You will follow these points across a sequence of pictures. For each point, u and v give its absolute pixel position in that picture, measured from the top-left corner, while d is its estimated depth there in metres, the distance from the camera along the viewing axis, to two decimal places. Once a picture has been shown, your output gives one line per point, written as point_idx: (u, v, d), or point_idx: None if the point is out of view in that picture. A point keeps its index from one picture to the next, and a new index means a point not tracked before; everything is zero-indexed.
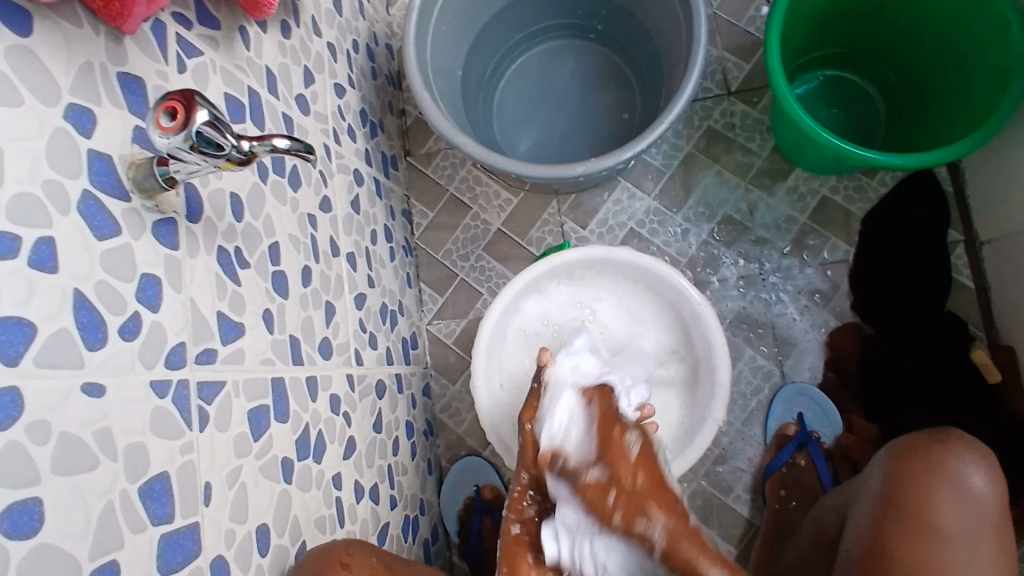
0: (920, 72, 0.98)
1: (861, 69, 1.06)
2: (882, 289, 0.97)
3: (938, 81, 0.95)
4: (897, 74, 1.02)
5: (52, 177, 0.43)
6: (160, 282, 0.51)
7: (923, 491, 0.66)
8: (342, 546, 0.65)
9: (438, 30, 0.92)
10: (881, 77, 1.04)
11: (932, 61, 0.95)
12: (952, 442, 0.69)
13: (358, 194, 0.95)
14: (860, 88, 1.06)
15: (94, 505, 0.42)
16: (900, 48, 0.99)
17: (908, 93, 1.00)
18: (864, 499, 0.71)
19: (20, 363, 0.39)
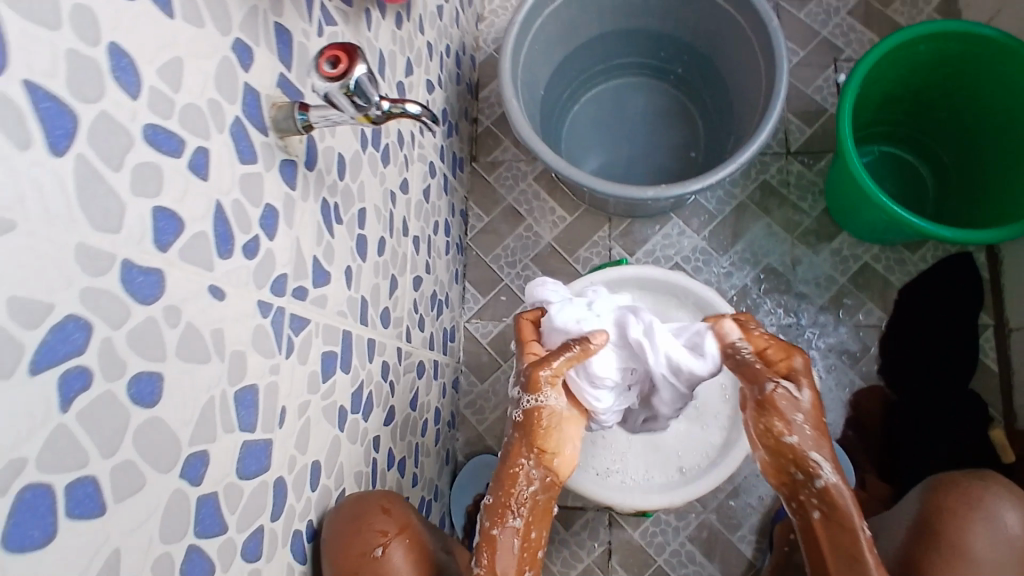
0: (975, 162, 1.03)
1: (919, 151, 1.11)
2: (911, 358, 1.00)
3: (990, 171, 1.00)
4: (953, 159, 1.07)
5: (216, 98, 0.48)
6: (277, 214, 0.55)
7: (957, 520, 0.73)
8: (381, 494, 0.68)
9: (533, 46, 0.98)
10: (936, 161, 1.09)
11: (988, 151, 1.00)
12: (992, 482, 0.75)
13: (430, 185, 1.00)
14: (914, 167, 1.11)
15: (200, 397, 0.45)
16: (961, 136, 1.04)
17: (960, 179, 1.05)
18: (904, 521, 0.79)
19: (169, 251, 0.42)
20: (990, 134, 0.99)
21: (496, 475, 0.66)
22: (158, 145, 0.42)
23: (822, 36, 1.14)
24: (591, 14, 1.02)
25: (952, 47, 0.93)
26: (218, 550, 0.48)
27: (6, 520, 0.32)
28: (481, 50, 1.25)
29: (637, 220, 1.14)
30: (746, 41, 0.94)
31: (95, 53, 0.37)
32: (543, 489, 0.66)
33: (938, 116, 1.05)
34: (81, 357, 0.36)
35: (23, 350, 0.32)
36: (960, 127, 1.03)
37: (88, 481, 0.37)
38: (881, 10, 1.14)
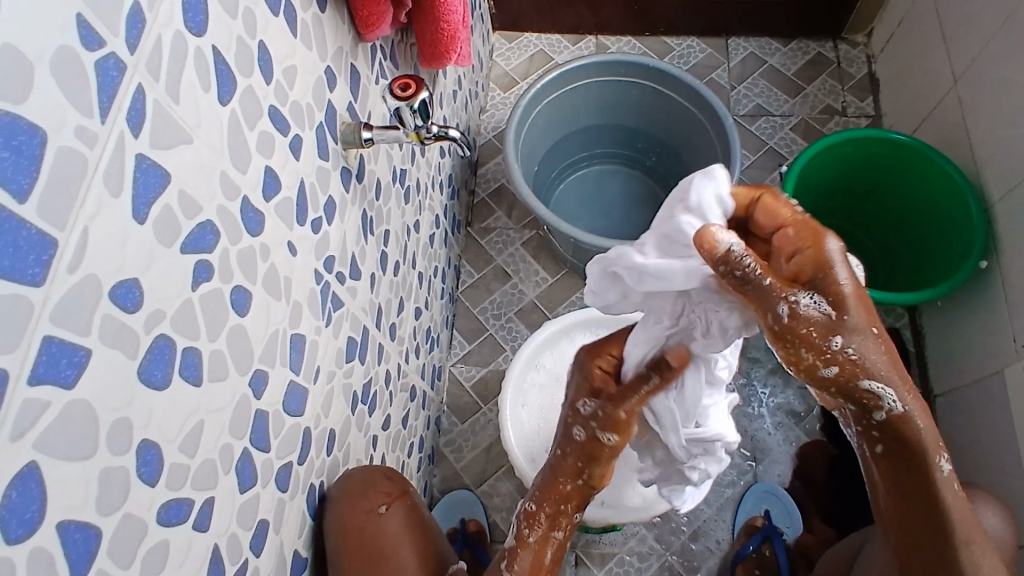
0: (899, 247, 1.24)
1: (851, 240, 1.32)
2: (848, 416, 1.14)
3: (913, 254, 1.21)
4: (881, 247, 1.27)
5: (311, 103, 0.61)
6: (334, 207, 0.67)
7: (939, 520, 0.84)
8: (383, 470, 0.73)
9: (534, 125, 1.17)
10: (866, 249, 1.30)
11: (909, 238, 1.21)
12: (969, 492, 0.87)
13: (435, 234, 1.14)
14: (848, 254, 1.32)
15: (271, 327, 0.55)
16: (884, 227, 1.26)
17: (889, 264, 1.25)
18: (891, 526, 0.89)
19: (269, 202, 0.54)
20: (911, 223, 1.20)
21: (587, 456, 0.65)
22: (273, 121, 0.54)
23: (768, 147, 1.39)
24: (583, 106, 1.22)
25: (872, 150, 1.17)
26: (262, 465, 0.55)
27: (144, 355, 0.40)
28: (481, 134, 1.44)
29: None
30: (709, 137, 1.14)
31: (250, 43, 0.50)
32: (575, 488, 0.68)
33: (864, 209, 1.27)
34: (208, 255, 0.46)
35: (180, 232, 0.43)
36: (884, 219, 1.25)
37: (193, 351, 0.44)
38: (820, 128, 1.40)
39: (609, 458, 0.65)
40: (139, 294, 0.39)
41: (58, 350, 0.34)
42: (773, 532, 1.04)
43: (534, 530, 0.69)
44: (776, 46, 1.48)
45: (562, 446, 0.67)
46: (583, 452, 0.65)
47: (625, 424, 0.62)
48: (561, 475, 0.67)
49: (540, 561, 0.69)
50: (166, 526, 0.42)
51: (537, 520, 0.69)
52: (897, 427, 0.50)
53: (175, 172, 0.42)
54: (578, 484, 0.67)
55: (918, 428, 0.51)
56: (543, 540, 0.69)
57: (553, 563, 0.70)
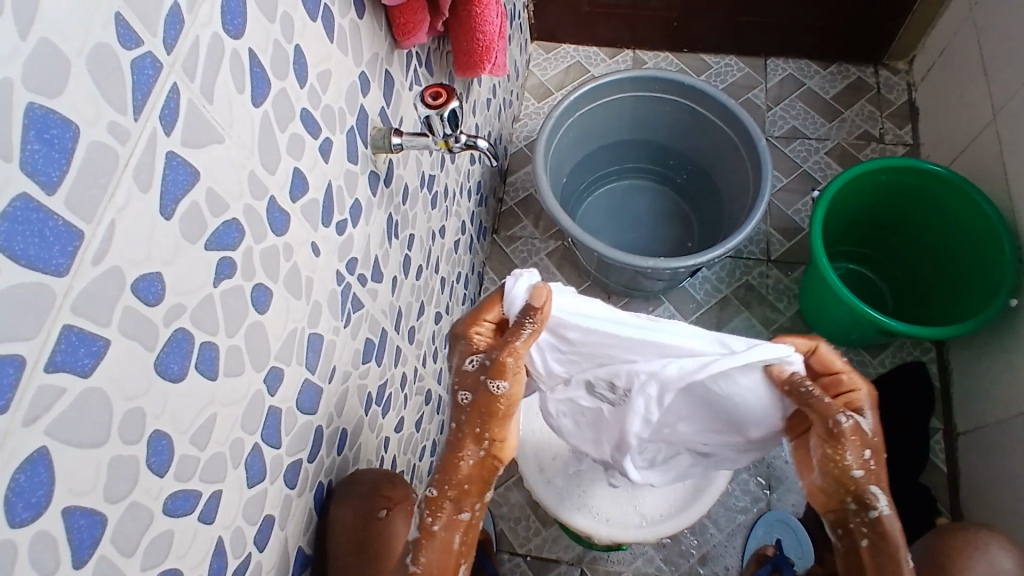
0: (928, 280, 1.21)
1: (881, 269, 1.29)
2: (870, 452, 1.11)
3: (942, 288, 1.18)
4: (910, 278, 1.25)
5: (343, 107, 0.62)
6: (360, 210, 0.68)
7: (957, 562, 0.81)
8: (383, 475, 0.71)
9: (565, 137, 1.17)
10: (895, 280, 1.27)
11: (939, 271, 1.18)
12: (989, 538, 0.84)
13: (460, 240, 1.14)
14: (876, 284, 1.29)
15: (290, 326, 0.56)
16: (914, 258, 1.23)
17: (917, 296, 1.22)
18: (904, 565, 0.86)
19: (296, 203, 0.55)
20: (942, 257, 1.17)
21: (474, 413, 0.60)
22: (305, 124, 0.55)
23: (802, 170, 1.37)
24: (614, 121, 1.22)
25: (906, 179, 1.15)
26: (271, 460, 0.55)
27: (162, 348, 0.41)
28: (513, 143, 1.44)
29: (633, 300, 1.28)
30: (740, 158, 1.13)
31: (286, 47, 0.51)
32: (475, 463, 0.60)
33: (895, 239, 1.24)
34: (232, 252, 0.47)
35: (206, 229, 0.44)
36: (914, 250, 1.22)
37: (211, 346, 0.45)
38: (856, 154, 1.38)
39: (507, 415, 0.61)
40: (161, 288, 0.40)
41: (77, 339, 0.35)
42: (783, 562, 1.00)
43: (433, 521, 0.59)
44: (817, 69, 1.47)
45: (454, 419, 0.61)
46: (477, 411, 0.60)
47: (510, 369, 0.61)
48: (459, 447, 0.60)
49: (448, 552, 0.59)
50: (171, 516, 0.43)
51: (440, 506, 0.59)
52: (883, 529, 0.62)
53: (206, 170, 0.43)
54: (479, 455, 0.60)
55: (897, 534, 0.62)
56: (450, 528, 0.59)
57: (463, 551, 0.60)
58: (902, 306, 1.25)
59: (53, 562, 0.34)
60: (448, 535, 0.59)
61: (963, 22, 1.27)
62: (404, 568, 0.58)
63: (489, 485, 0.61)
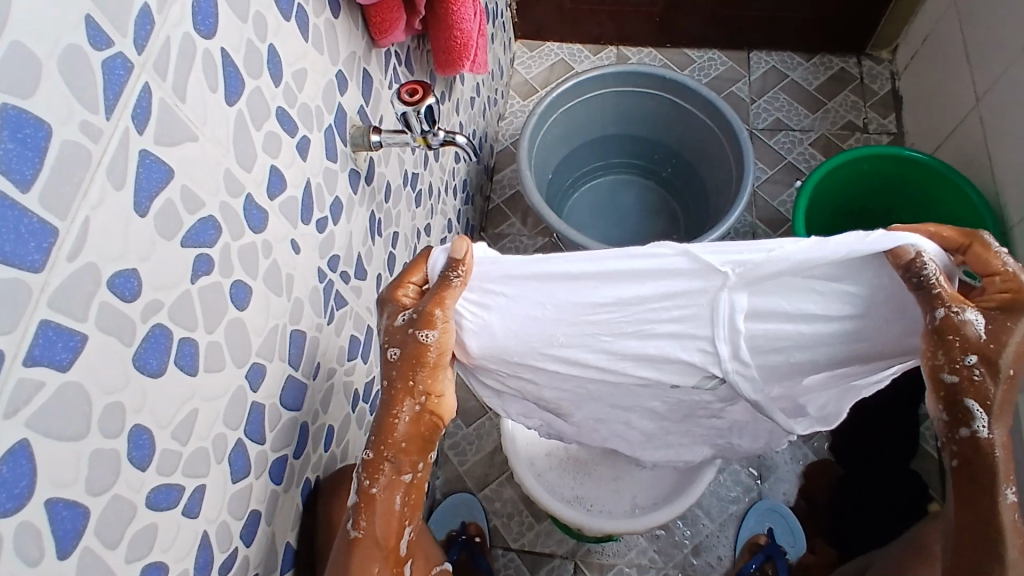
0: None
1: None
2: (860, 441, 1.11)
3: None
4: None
5: (320, 106, 0.63)
6: (340, 208, 0.69)
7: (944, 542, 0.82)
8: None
9: (549, 134, 1.17)
10: None
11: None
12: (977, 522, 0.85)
13: (446, 238, 1.15)
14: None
15: (270, 322, 0.56)
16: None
17: None
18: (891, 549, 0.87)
19: (273, 200, 0.56)
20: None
21: (404, 364, 0.59)
22: (281, 122, 0.56)
23: (786, 162, 1.38)
24: (598, 116, 1.22)
25: (890, 167, 1.16)
26: (256, 456, 0.56)
27: (140, 343, 0.41)
28: (499, 141, 1.45)
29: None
30: (723, 149, 1.14)
31: (260, 47, 0.52)
32: (412, 420, 0.60)
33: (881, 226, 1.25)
34: (209, 249, 0.47)
35: (181, 226, 0.44)
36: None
37: (189, 341, 0.46)
38: (840, 144, 1.39)
39: (438, 364, 0.60)
40: (138, 284, 0.41)
41: (54, 334, 0.35)
42: (775, 552, 1.04)
43: (375, 484, 0.61)
44: (799, 61, 1.48)
45: (386, 376, 0.60)
46: (408, 363, 0.59)
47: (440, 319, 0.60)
48: (393, 405, 0.60)
49: (391, 513, 0.62)
50: (155, 510, 0.43)
51: (378, 468, 0.61)
52: (975, 448, 0.54)
53: (180, 167, 0.44)
54: (415, 411, 0.60)
55: (999, 458, 0.54)
56: (389, 490, 0.61)
57: (406, 512, 0.62)
58: None
59: (35, 555, 0.35)
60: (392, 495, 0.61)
61: (942, 12, 1.29)
62: (349, 534, 0.61)
63: (429, 442, 0.62)
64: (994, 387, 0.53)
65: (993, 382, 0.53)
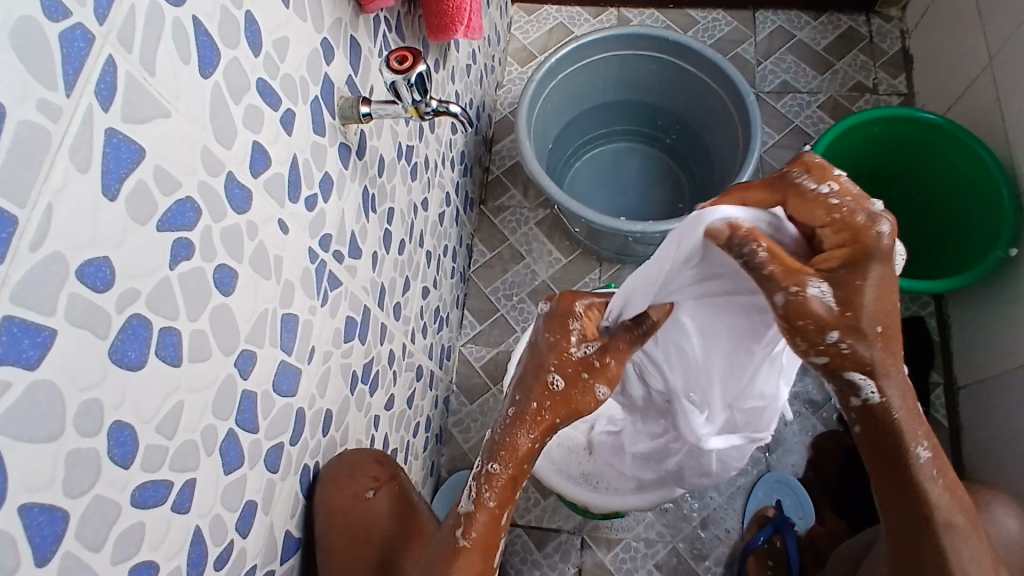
0: (924, 232, 1.18)
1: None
2: None
3: (940, 239, 1.15)
4: (907, 231, 1.22)
5: (305, 77, 0.59)
6: (331, 184, 0.66)
7: None
8: (372, 455, 0.72)
9: (548, 101, 1.13)
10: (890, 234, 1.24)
11: (935, 223, 1.16)
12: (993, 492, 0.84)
13: (444, 212, 1.12)
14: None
15: (259, 306, 0.54)
16: (911, 210, 1.20)
17: (914, 248, 1.20)
18: None
19: (257, 178, 0.53)
20: (938, 207, 1.15)
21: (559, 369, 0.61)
22: (262, 95, 0.52)
23: (794, 125, 1.34)
24: (598, 82, 1.18)
25: (900, 131, 1.13)
26: (249, 446, 0.54)
27: (117, 335, 0.39)
28: (497, 110, 1.40)
29: (626, 266, 1.26)
30: (730, 115, 1.10)
31: (237, 13, 0.48)
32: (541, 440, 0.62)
33: (891, 192, 1.22)
34: (189, 232, 0.45)
35: (157, 208, 0.42)
36: (912, 203, 1.20)
37: (172, 331, 0.43)
38: (849, 106, 1.34)
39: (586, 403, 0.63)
40: (111, 273, 0.38)
41: (19, 330, 0.32)
42: (783, 523, 1.02)
43: (486, 494, 0.61)
44: (806, 19, 1.42)
45: (536, 399, 0.62)
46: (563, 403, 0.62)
47: (613, 371, 0.63)
48: (528, 424, 0.62)
49: (495, 526, 0.61)
50: (142, 507, 0.41)
51: (497, 479, 0.61)
52: (876, 412, 0.53)
53: (152, 146, 0.41)
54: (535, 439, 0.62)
55: (898, 411, 0.54)
56: (501, 504, 0.61)
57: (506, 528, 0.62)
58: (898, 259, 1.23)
59: (11, 565, 0.32)
60: (499, 512, 0.61)
61: None
62: (454, 543, 0.60)
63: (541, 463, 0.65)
64: (869, 352, 0.50)
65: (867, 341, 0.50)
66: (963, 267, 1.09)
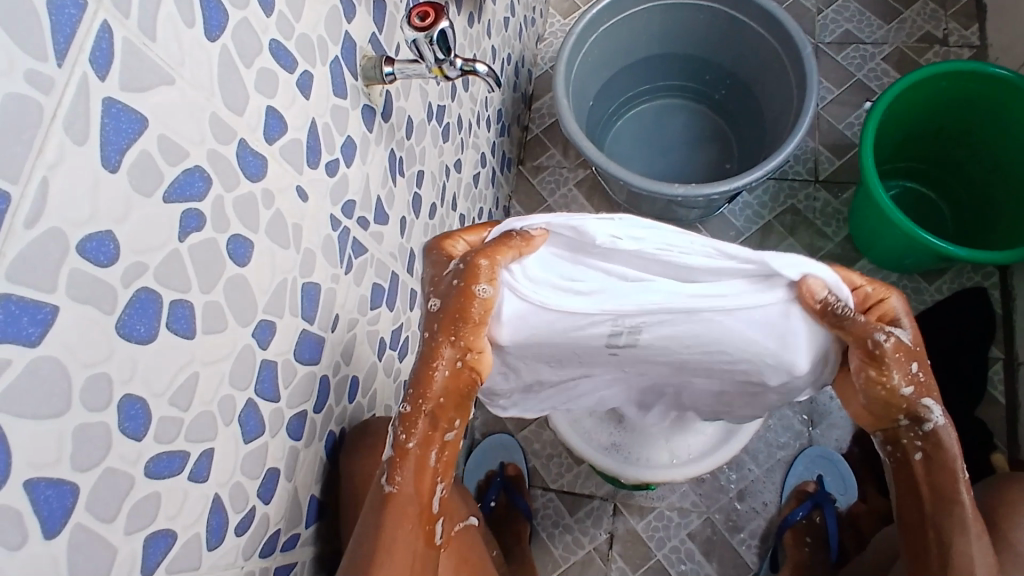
0: (986, 194, 1.09)
1: (939, 187, 1.18)
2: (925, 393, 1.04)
3: (1002, 202, 1.07)
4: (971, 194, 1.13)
5: (324, 37, 0.57)
6: (354, 149, 0.64)
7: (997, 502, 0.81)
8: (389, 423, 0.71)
9: (588, 57, 1.08)
10: (953, 197, 1.16)
11: (999, 186, 1.07)
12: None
13: (479, 174, 1.09)
14: (933, 202, 1.18)
15: (278, 277, 0.53)
16: (974, 170, 1.11)
17: (977, 213, 1.11)
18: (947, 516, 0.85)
19: (273, 146, 0.51)
20: (1002, 169, 1.06)
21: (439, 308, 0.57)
22: (277, 58, 0.51)
23: (856, 79, 1.24)
24: (643, 36, 1.12)
25: (972, 86, 1.03)
26: (270, 415, 0.54)
27: (123, 310, 0.39)
28: (538, 65, 1.35)
29: None
30: (783, 70, 1.02)
31: None
32: (450, 375, 0.57)
33: (953, 151, 1.13)
34: (198, 203, 0.44)
35: (162, 180, 0.41)
36: (974, 161, 1.10)
37: (183, 304, 0.43)
38: (917, 59, 1.24)
39: (481, 321, 0.57)
40: (115, 248, 0.38)
41: (17, 309, 0.32)
42: (823, 500, 1.00)
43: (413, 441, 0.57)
44: None
45: (426, 328, 0.57)
46: (448, 317, 0.56)
47: (486, 271, 0.57)
48: (432, 358, 0.56)
49: (425, 470, 0.58)
50: (156, 478, 0.42)
51: (414, 421, 0.57)
52: (935, 437, 0.57)
53: (155, 115, 0.40)
54: (450, 368, 0.57)
55: (953, 441, 0.58)
56: (425, 445, 0.58)
57: (440, 468, 0.59)
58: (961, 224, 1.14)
59: (17, 538, 0.33)
60: (426, 452, 0.58)
61: None
62: (383, 491, 0.58)
63: (466, 399, 0.58)
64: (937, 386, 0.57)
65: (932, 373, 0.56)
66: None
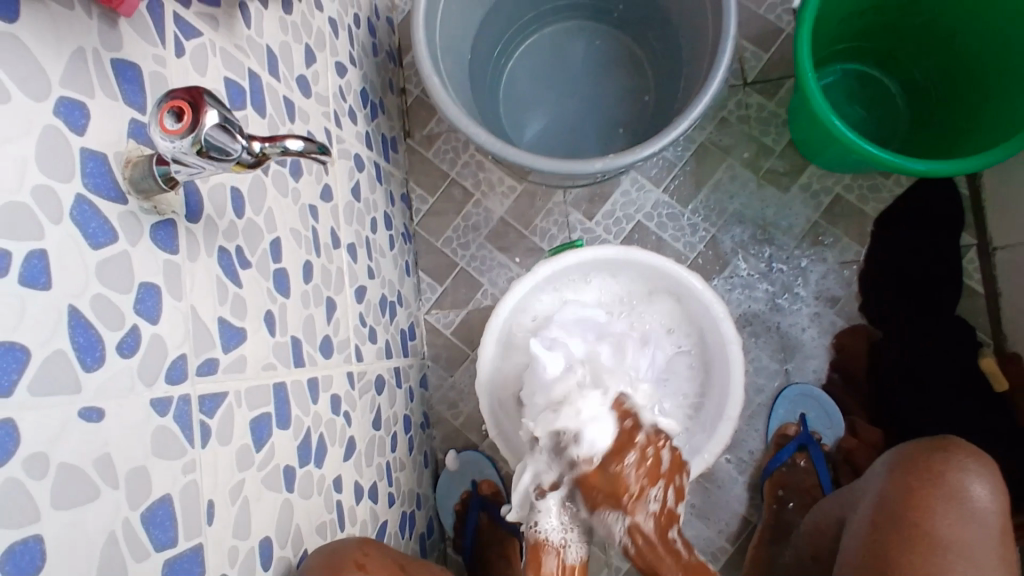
0: (942, 75, 1.01)
1: (892, 70, 1.08)
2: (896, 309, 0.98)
3: (960, 82, 0.98)
4: (924, 75, 1.04)
5: (42, 182, 0.39)
6: (159, 290, 0.48)
7: (916, 478, 0.71)
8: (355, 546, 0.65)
9: (449, 8, 0.86)
10: (906, 77, 1.07)
11: (956, 64, 0.98)
12: (953, 452, 0.72)
13: (359, 181, 0.91)
14: (885, 88, 1.09)
15: (95, 538, 0.40)
16: (925, 43, 1.00)
17: (934, 94, 1.03)
18: (863, 505, 0.75)
19: (16, 391, 0.36)
20: (956, 47, 0.96)
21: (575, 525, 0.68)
22: None
23: None
24: None
25: None
26: None
27: None
28: (397, 9, 1.12)
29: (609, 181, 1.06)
30: None
31: None
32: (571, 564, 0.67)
33: (880, 25, 1.02)
34: None
35: None
36: (916, 43, 1.01)
37: None
38: None
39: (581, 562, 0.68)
40: None
41: None
42: (809, 441, 0.96)
43: (630, 465, 0.66)
44: None
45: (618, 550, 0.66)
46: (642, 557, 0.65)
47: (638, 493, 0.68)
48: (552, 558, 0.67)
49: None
50: None
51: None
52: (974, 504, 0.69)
53: None
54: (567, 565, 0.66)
55: (939, 525, 0.68)
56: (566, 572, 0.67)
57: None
58: (918, 108, 1.06)
59: None
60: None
61: None
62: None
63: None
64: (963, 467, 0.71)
65: (913, 467, 0.72)
66: (993, 119, 0.92)
